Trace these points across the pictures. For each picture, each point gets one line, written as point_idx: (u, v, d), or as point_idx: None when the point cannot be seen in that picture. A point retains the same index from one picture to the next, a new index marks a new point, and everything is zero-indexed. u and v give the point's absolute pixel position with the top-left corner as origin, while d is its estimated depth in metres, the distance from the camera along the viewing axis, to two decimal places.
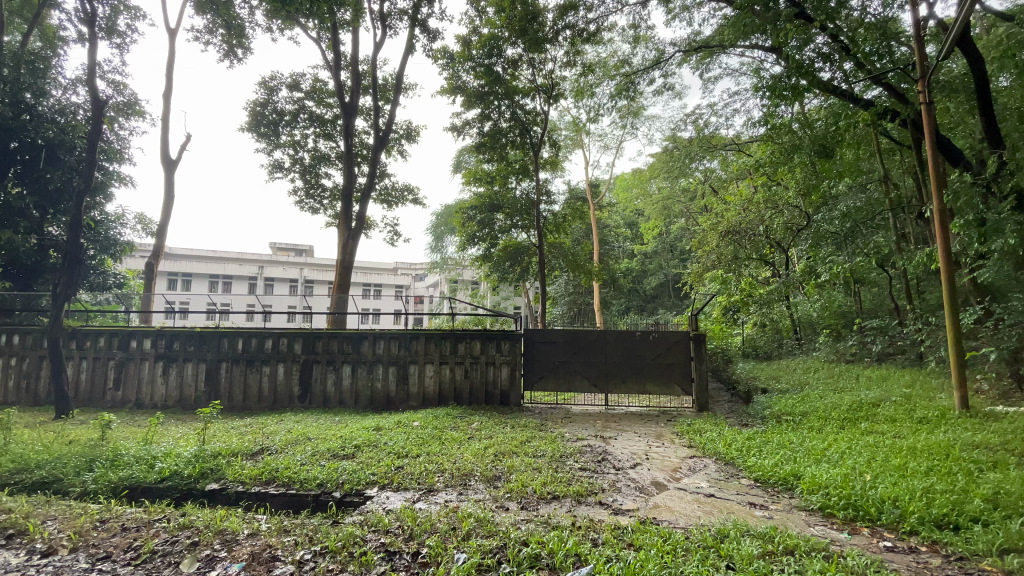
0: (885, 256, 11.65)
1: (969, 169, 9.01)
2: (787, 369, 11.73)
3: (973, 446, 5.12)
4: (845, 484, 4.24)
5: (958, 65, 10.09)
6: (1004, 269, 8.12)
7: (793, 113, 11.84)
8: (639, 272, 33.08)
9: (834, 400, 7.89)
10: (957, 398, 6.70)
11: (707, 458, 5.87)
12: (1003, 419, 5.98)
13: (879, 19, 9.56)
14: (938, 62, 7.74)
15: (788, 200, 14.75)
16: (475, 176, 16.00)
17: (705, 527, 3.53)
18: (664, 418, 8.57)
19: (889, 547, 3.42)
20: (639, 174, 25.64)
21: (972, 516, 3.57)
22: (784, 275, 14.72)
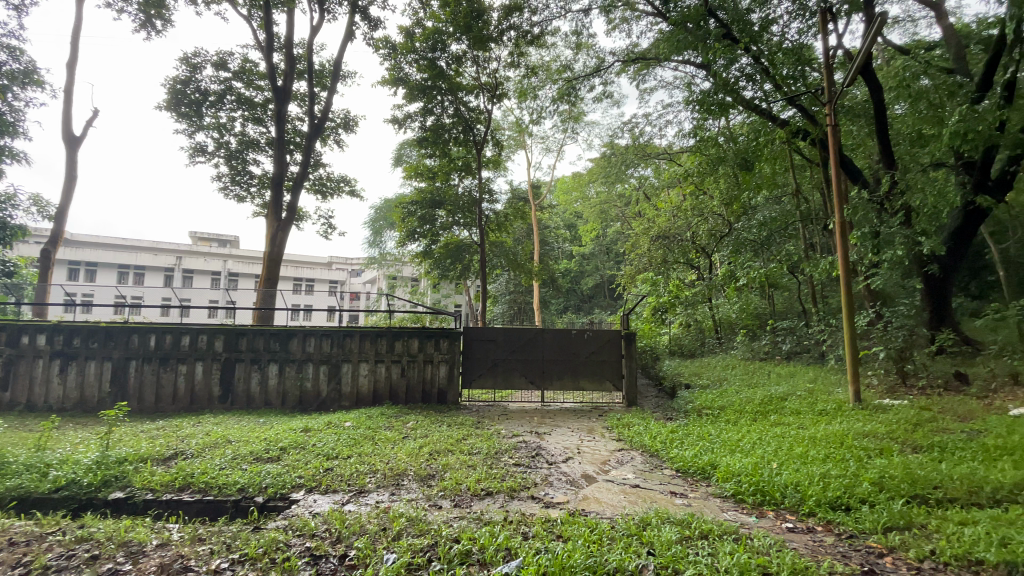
0: (795, 263, 12.73)
1: (867, 187, 10.03)
2: (708, 366, 12.53)
3: (863, 435, 5.73)
4: (755, 472, 4.60)
5: (860, 92, 11.21)
6: (893, 278, 9.14)
7: (719, 127, 12.64)
8: (577, 273, 33.97)
9: (748, 394, 8.53)
10: (851, 392, 7.45)
11: (634, 450, 6.16)
12: (888, 411, 6.73)
13: (795, 45, 10.43)
14: (843, 89, 8.56)
15: (713, 208, 15.77)
16: (415, 171, 15.75)
17: (630, 517, 3.69)
18: (597, 413, 8.87)
19: (791, 528, 3.75)
20: (578, 178, 26.38)
21: (861, 498, 4.00)
22: (708, 278, 15.69)
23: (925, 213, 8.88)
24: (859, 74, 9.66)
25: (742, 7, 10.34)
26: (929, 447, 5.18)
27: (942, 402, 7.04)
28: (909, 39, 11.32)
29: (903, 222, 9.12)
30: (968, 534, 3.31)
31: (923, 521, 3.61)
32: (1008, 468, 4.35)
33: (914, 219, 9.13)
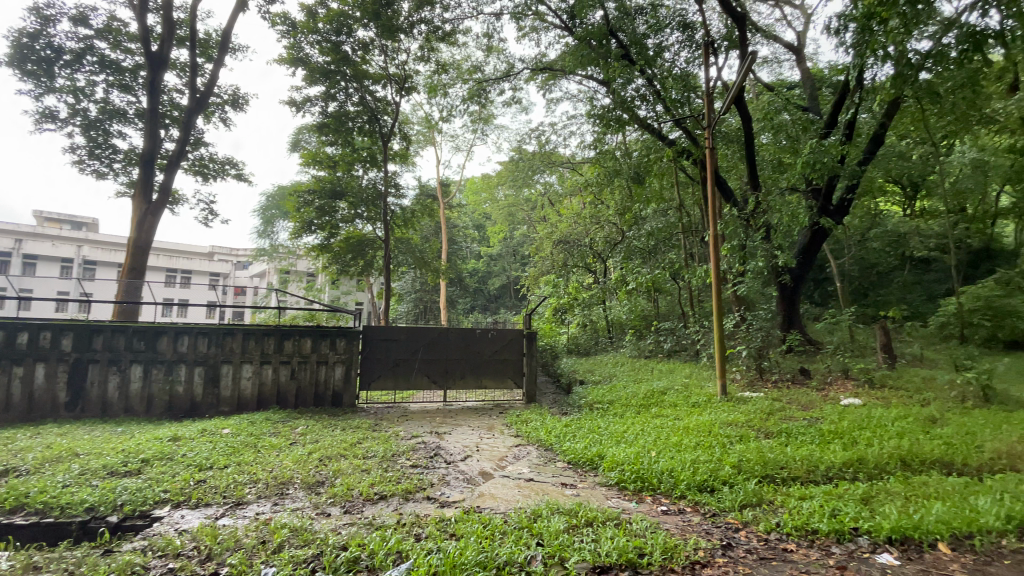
0: (677, 270, 14.04)
1: (737, 205, 11.33)
2: (601, 363, 13.35)
3: (727, 423, 6.49)
4: (637, 461, 4.99)
5: (735, 120, 12.64)
6: (754, 286, 10.43)
7: (617, 141, 13.54)
8: (484, 273, 34.30)
9: (634, 389, 9.24)
10: (719, 386, 8.38)
11: (530, 445, 6.38)
12: (748, 402, 7.68)
13: (683, 72, 11.49)
14: (720, 116, 9.60)
15: (609, 217, 16.85)
16: (314, 159, 14.86)
17: (523, 510, 3.82)
18: (497, 411, 9.05)
19: (665, 511, 4.13)
20: (487, 179, 26.67)
21: (724, 480, 4.52)
22: (604, 282, 16.73)
23: (781, 230, 10.24)
24: (734, 104, 10.88)
25: (640, 32, 11.20)
26: (778, 432, 6.00)
27: (789, 394, 8.19)
28: (775, 78, 13.00)
29: (764, 237, 10.45)
30: (805, 507, 3.90)
31: (772, 498, 4.18)
32: (834, 449, 5.20)
33: (773, 235, 10.51)
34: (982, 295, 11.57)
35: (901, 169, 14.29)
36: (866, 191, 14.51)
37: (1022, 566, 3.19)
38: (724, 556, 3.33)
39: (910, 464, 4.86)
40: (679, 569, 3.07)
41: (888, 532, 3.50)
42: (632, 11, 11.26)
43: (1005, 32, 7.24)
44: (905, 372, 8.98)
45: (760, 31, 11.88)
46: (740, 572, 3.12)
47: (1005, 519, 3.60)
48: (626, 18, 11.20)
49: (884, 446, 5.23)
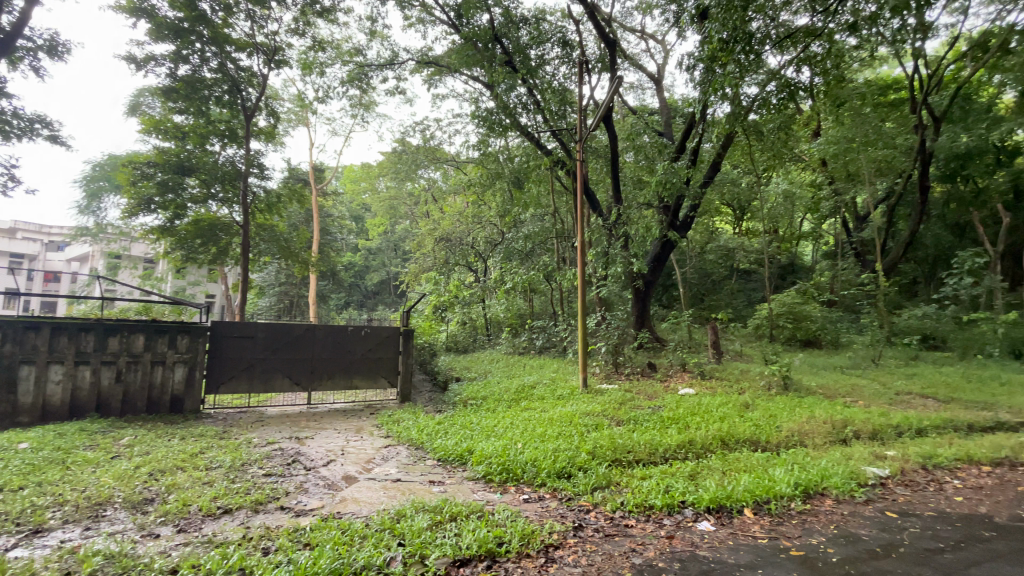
0: (550, 272, 14.86)
1: (603, 215, 12.35)
2: (477, 360, 13.56)
3: (587, 413, 7.06)
4: (503, 454, 5.19)
5: (605, 136, 13.78)
6: (615, 289, 11.47)
7: (500, 145, 13.94)
8: (361, 268, 32.81)
9: (507, 385, 9.58)
10: (582, 379, 9.06)
11: (400, 445, 6.27)
12: (605, 394, 8.44)
13: (562, 86, 12.20)
14: (589, 131, 10.37)
15: (490, 218, 17.25)
16: (158, 127, 12.84)
17: (386, 512, 3.75)
18: (367, 412, 8.71)
19: (526, 499, 4.36)
20: (368, 169, 25.58)
21: (579, 466, 4.93)
22: (483, 281, 17.05)
23: (639, 240, 11.42)
24: (604, 122, 11.86)
25: (523, 41, 11.64)
26: (628, 420, 6.70)
27: (639, 386, 9.16)
28: (639, 102, 14.44)
29: (625, 245, 11.54)
30: (645, 486, 4.41)
31: (618, 479, 4.66)
32: (672, 433, 5.95)
33: (631, 244, 11.67)
34: (787, 302, 14.13)
35: (734, 194, 16.84)
36: (707, 210, 16.82)
37: (800, 522, 3.99)
38: (575, 537, 3.63)
39: (728, 443, 5.76)
40: (533, 554, 3.29)
41: (707, 503, 4.12)
42: (517, 20, 11.63)
43: (809, 89, 8.90)
44: (728, 366, 10.61)
45: (629, 59, 13.12)
46: (588, 549, 3.44)
47: (792, 486, 4.47)
48: (511, 25, 11.53)
49: (710, 429, 6.13)
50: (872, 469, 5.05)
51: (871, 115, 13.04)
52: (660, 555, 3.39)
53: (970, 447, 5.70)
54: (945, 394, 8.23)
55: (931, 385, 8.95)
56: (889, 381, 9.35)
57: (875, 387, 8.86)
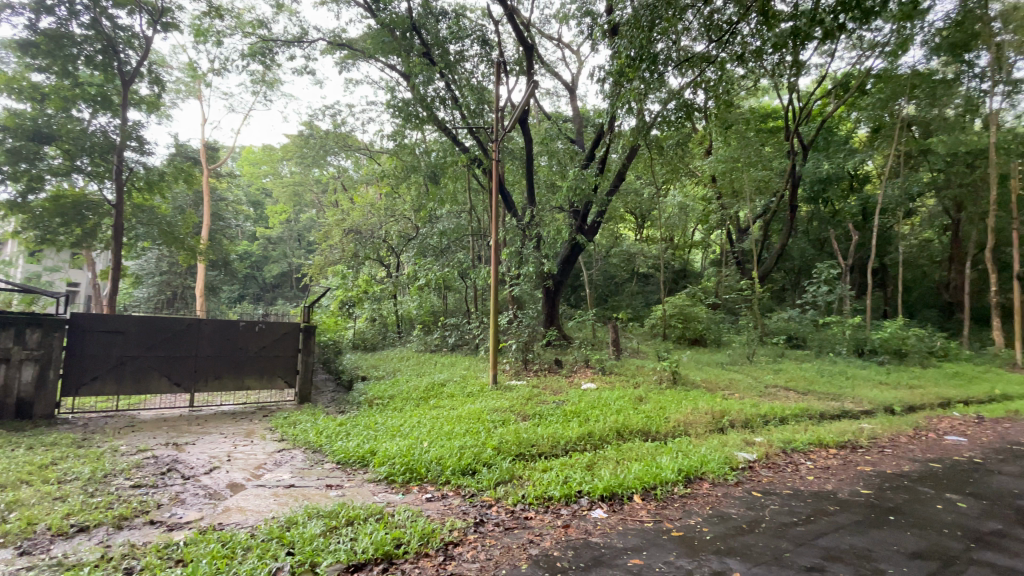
0: (464, 269, 14.83)
1: (517, 216, 12.58)
2: (386, 358, 13.17)
3: (495, 409, 7.16)
4: (407, 454, 5.09)
5: (521, 138, 14.06)
6: (526, 288, 11.74)
7: (416, 138, 13.67)
8: (260, 258, 30.39)
9: (416, 383, 9.41)
10: (491, 376, 9.17)
11: (296, 449, 5.90)
12: (513, 390, 8.62)
13: (480, 84, 12.23)
14: (505, 131, 10.50)
15: (404, 212, 16.86)
16: (7, 84, 10.89)
17: (275, 520, 3.53)
18: (260, 414, 8.09)
19: (428, 498, 4.32)
20: (270, 152, 23.79)
21: (484, 462, 4.99)
22: (394, 276, 16.58)
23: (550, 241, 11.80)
24: (520, 124, 12.09)
25: (441, 35, 11.53)
26: (533, 415, 6.90)
27: (546, 382, 9.48)
28: (555, 109, 14.95)
29: (536, 246, 11.89)
30: (546, 478, 4.59)
31: (521, 473, 4.80)
32: (573, 426, 6.24)
33: (543, 245, 12.03)
34: (678, 304, 15.41)
35: (637, 202, 18.01)
36: (613, 216, 17.80)
37: (682, 505, 4.39)
38: (475, 532, 3.68)
39: (623, 434, 6.16)
40: (432, 553, 3.28)
41: (601, 492, 4.37)
42: (436, 12, 11.49)
43: (704, 111, 9.75)
44: (626, 362, 11.32)
45: (545, 65, 13.50)
46: (487, 543, 3.51)
47: (676, 472, 4.90)
48: (430, 17, 11.42)
49: (608, 421, 6.52)
50: (743, 454, 5.68)
51: (754, 139, 14.62)
52: (555, 545, 3.54)
53: (821, 432, 6.62)
54: (803, 387, 9.50)
55: (793, 379, 10.26)
56: (762, 376, 10.55)
57: (750, 381, 9.96)
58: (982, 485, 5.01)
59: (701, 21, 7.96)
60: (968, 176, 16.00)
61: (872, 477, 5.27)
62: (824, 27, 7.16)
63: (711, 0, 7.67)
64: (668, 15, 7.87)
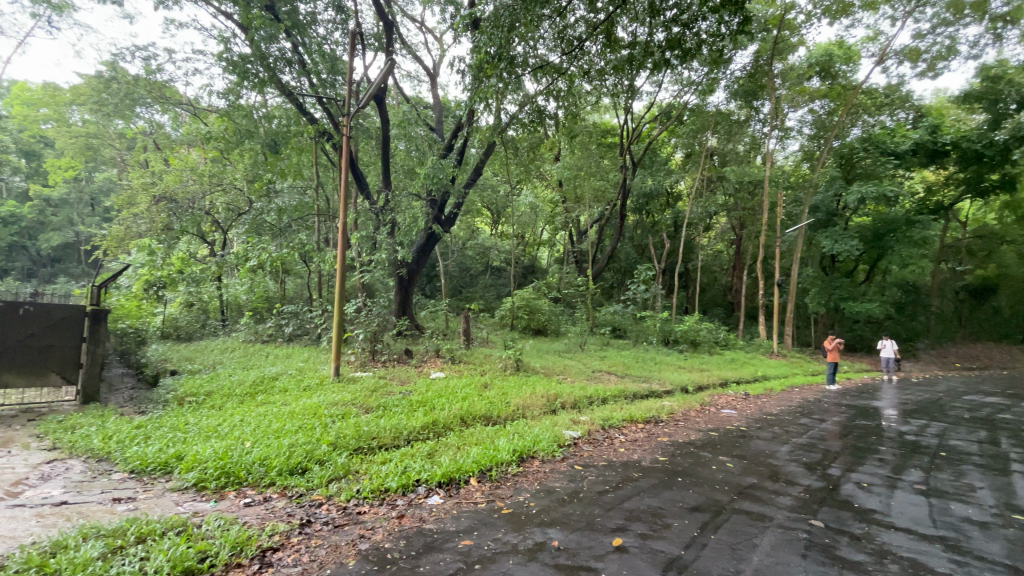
0: (306, 252, 13.70)
1: (370, 200, 12.02)
2: (205, 349, 11.56)
3: (333, 403, 6.76)
4: (224, 456, 4.54)
5: (378, 118, 13.43)
6: (377, 275, 11.31)
7: (255, 101, 12.16)
8: (32, 225, 24.24)
9: (241, 377, 8.43)
10: (333, 368, 8.65)
11: (72, 459, 4.83)
12: (356, 381, 8.28)
13: (333, 51, 11.34)
14: (358, 108, 9.90)
15: (234, 182, 15.01)
16: None
17: (35, 546, 2.88)
18: (23, 419, 6.44)
19: (247, 503, 3.92)
20: (52, 91, 19.00)
21: (317, 459, 4.71)
22: (220, 256, 14.63)
23: (403, 228, 11.52)
24: (376, 102, 11.53)
25: None
26: (376, 407, 6.69)
27: (392, 372, 9.29)
28: (414, 94, 14.61)
29: (389, 233, 11.62)
30: (383, 470, 4.51)
31: (357, 467, 4.63)
32: (417, 416, 6.21)
33: (396, 232, 11.75)
34: (525, 297, 16.37)
35: (492, 197, 18.62)
36: (469, 209, 18.10)
37: (514, 483, 4.69)
38: (300, 534, 3.46)
39: (465, 420, 6.34)
40: (245, 563, 3.02)
41: (438, 479, 4.45)
42: None
43: (554, 118, 10.38)
44: (474, 352, 11.65)
45: (406, 46, 13.09)
46: (311, 545, 3.32)
47: (511, 453, 5.24)
48: None
49: (452, 408, 6.64)
50: (569, 433, 6.29)
51: (595, 151, 16.15)
52: (387, 537, 3.50)
53: (633, 410, 7.66)
54: (622, 372, 10.92)
55: (615, 365, 11.68)
56: (590, 362, 11.79)
57: (580, 367, 11.08)
58: (743, 447, 6.31)
59: (556, 33, 8.45)
60: (751, 201, 19.90)
61: (668, 446, 6.27)
62: (654, 59, 8.16)
63: (565, 15, 8.20)
64: (526, 20, 8.09)
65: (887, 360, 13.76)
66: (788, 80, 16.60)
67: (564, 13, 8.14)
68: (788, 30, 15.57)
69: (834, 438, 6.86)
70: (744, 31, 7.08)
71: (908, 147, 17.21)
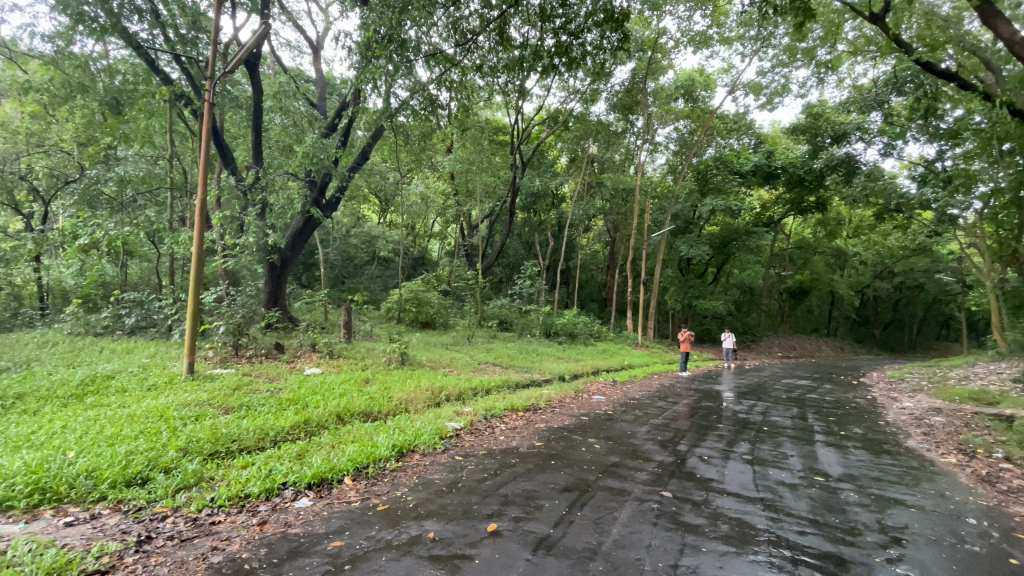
0: (156, 231, 11.94)
1: (238, 178, 10.85)
2: (13, 343, 9.54)
3: (186, 404, 6.00)
4: (37, 469, 3.81)
5: (249, 87, 12.18)
6: (243, 261, 10.24)
7: (91, 51, 10.31)
8: None
9: (64, 376, 7.09)
10: (186, 364, 7.68)
11: None
12: (215, 379, 7.45)
13: (197, 6, 10.01)
14: (224, 73, 8.83)
15: (60, 143, 12.59)
16: None
17: None
18: None
19: (69, 522, 3.34)
20: None
21: (163, 467, 4.17)
22: (38, 231, 12.17)
23: (276, 211, 10.59)
24: (248, 69, 10.46)
25: None
26: (239, 407, 6.08)
27: (259, 368, 8.52)
28: (295, 66, 13.48)
29: (259, 215, 10.64)
30: (244, 475, 4.14)
31: (212, 474, 4.19)
32: (288, 415, 5.77)
33: (268, 214, 10.78)
34: (413, 289, 16.05)
35: (380, 184, 17.91)
36: (354, 195, 17.20)
37: (391, 479, 4.60)
38: (136, 553, 3.06)
39: (342, 417, 6.05)
40: None
41: (307, 480, 4.21)
42: None
43: (446, 109, 10.27)
44: (356, 345, 11.14)
45: (286, 13, 12.01)
46: (151, 564, 2.95)
47: (390, 449, 5.13)
48: None
49: (328, 406, 6.29)
50: (452, 424, 6.34)
51: (487, 147, 16.34)
52: (245, 546, 3.23)
53: (514, 399, 7.95)
54: (506, 363, 11.29)
55: (500, 357, 12.02)
56: (476, 355, 11.98)
57: (466, 359, 11.21)
58: (609, 430, 6.90)
59: (449, 23, 8.35)
60: (625, 206, 21.70)
61: (545, 432, 6.64)
62: (544, 63, 8.48)
63: (459, 7, 8.16)
64: (419, 4, 7.86)
65: (728, 350, 15.97)
66: (659, 99, 18.38)
67: (458, 4, 8.08)
68: (660, 53, 17.20)
69: (684, 417, 7.80)
70: (623, 49, 7.68)
71: (750, 168, 20.04)
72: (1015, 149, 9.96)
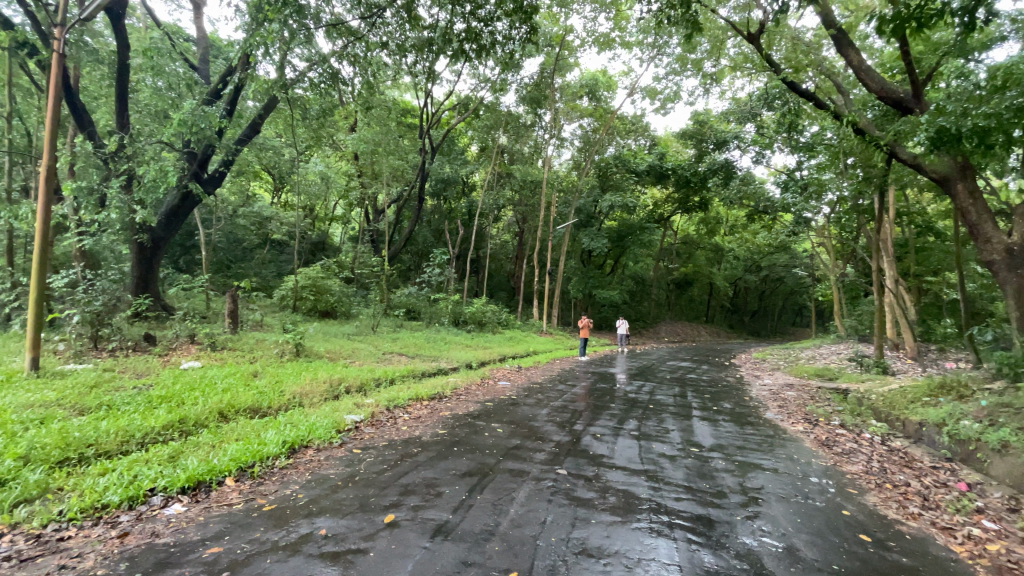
0: None
1: (98, 145, 9.41)
2: None
3: (27, 406, 5.14)
4: None
5: (111, 40, 10.56)
6: (105, 240, 8.95)
7: None
8: None
9: None
10: (27, 360, 6.57)
11: None
12: (67, 376, 6.47)
13: None
14: (80, 20, 7.54)
15: None
16: None
17: None
18: None
19: None
20: None
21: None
22: None
23: (146, 184, 9.34)
24: (110, 19, 9.08)
25: None
26: (97, 408, 5.34)
27: (124, 362, 7.54)
28: (170, 21, 11.93)
29: (123, 188, 9.35)
30: (101, 483, 3.67)
31: (60, 484, 3.65)
32: (159, 414, 5.19)
33: (135, 188, 9.47)
34: (311, 275, 15.14)
35: (274, 162, 16.50)
36: (243, 171, 15.67)
37: (280, 477, 4.35)
38: None
39: (224, 415, 5.57)
40: None
41: (181, 484, 3.84)
42: None
43: (350, 85, 9.74)
44: (243, 336, 10.25)
45: None
46: None
47: (280, 445, 4.84)
48: None
49: (208, 402, 5.74)
50: (351, 417, 6.12)
51: (395, 129, 15.68)
52: (101, 562, 2.88)
53: (419, 388, 7.88)
54: (411, 352, 11.09)
55: (406, 346, 11.78)
56: (381, 344, 11.62)
57: (370, 349, 10.85)
58: (512, 414, 7.11)
59: None
60: (532, 198, 22.19)
61: (448, 419, 6.67)
62: (454, 47, 8.29)
63: None
64: None
65: (623, 336, 17.14)
66: (565, 95, 19.00)
67: None
68: (567, 50, 17.70)
69: (581, 399, 8.26)
70: (531, 41, 7.79)
71: (645, 167, 21.57)
72: (855, 163, 11.69)
